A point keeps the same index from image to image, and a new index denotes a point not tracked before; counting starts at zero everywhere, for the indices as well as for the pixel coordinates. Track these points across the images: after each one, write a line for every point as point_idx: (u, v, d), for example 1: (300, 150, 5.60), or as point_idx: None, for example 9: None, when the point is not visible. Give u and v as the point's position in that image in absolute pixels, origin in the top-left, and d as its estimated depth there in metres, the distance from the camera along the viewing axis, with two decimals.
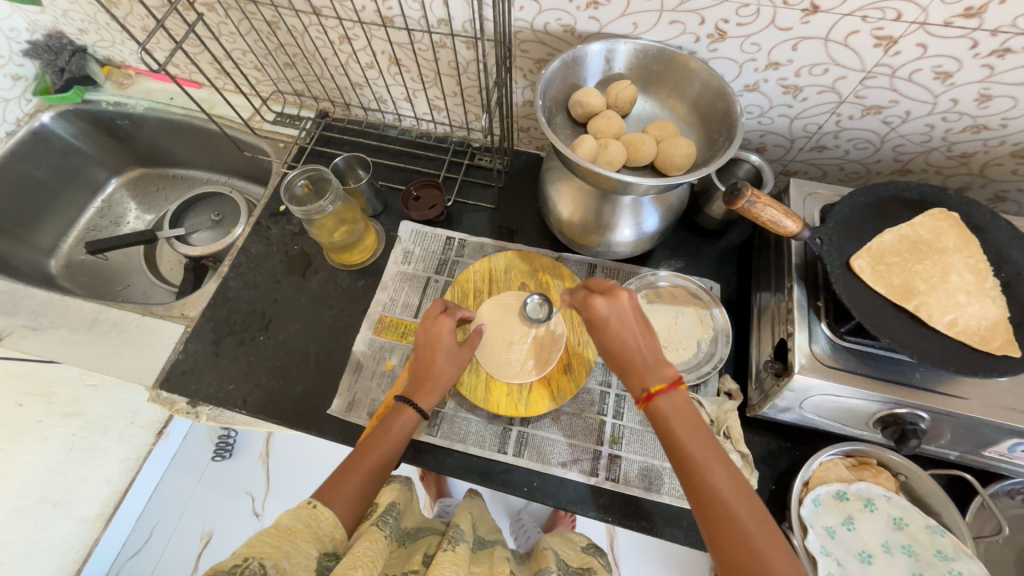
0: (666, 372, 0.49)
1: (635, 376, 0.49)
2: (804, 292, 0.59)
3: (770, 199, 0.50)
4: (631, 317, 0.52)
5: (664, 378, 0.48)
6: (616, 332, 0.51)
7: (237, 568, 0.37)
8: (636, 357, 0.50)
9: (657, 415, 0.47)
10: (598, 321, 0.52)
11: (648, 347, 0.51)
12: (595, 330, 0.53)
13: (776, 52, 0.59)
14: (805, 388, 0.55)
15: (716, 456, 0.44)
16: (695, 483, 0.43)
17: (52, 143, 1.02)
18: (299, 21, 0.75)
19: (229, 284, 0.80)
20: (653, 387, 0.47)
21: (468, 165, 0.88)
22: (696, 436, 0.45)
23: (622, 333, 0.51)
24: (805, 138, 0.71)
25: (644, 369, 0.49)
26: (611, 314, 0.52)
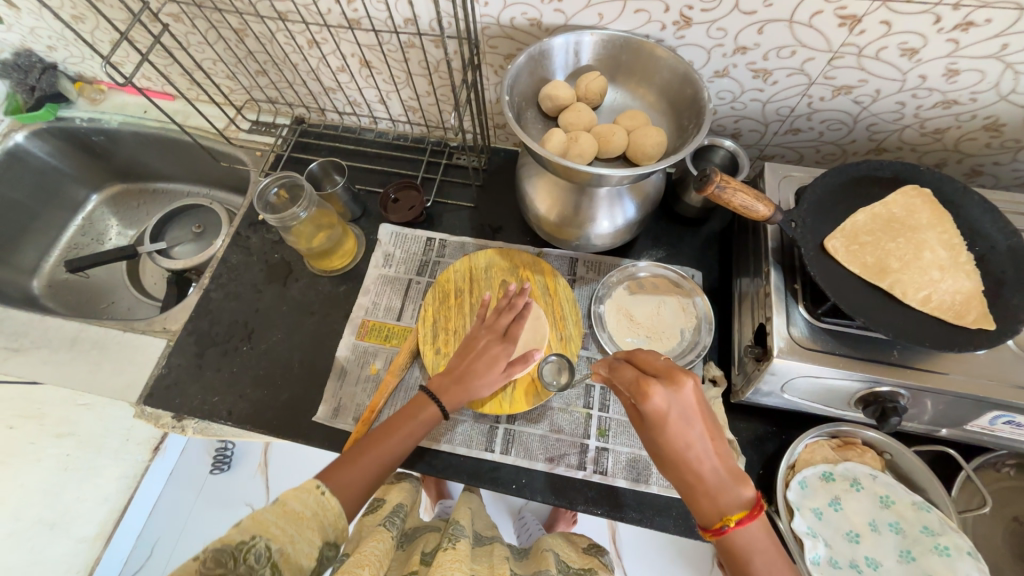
0: (743, 493, 0.44)
1: (701, 494, 0.44)
2: (781, 275, 0.58)
3: (740, 184, 0.50)
4: (698, 418, 0.45)
5: (739, 502, 0.43)
6: (680, 437, 0.44)
7: (244, 547, 0.41)
8: (706, 473, 0.44)
9: (727, 540, 0.44)
10: (658, 424, 0.45)
11: (717, 457, 0.45)
12: (655, 435, 0.45)
13: (742, 36, 0.59)
14: (784, 371, 0.55)
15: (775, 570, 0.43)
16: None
17: (28, 162, 1.01)
18: (265, 27, 0.74)
19: (210, 295, 0.79)
20: (730, 517, 0.43)
21: (446, 165, 0.88)
22: (765, 559, 0.43)
23: (687, 436, 0.44)
24: (779, 121, 0.70)
25: (717, 492, 0.44)
26: (672, 410, 0.44)
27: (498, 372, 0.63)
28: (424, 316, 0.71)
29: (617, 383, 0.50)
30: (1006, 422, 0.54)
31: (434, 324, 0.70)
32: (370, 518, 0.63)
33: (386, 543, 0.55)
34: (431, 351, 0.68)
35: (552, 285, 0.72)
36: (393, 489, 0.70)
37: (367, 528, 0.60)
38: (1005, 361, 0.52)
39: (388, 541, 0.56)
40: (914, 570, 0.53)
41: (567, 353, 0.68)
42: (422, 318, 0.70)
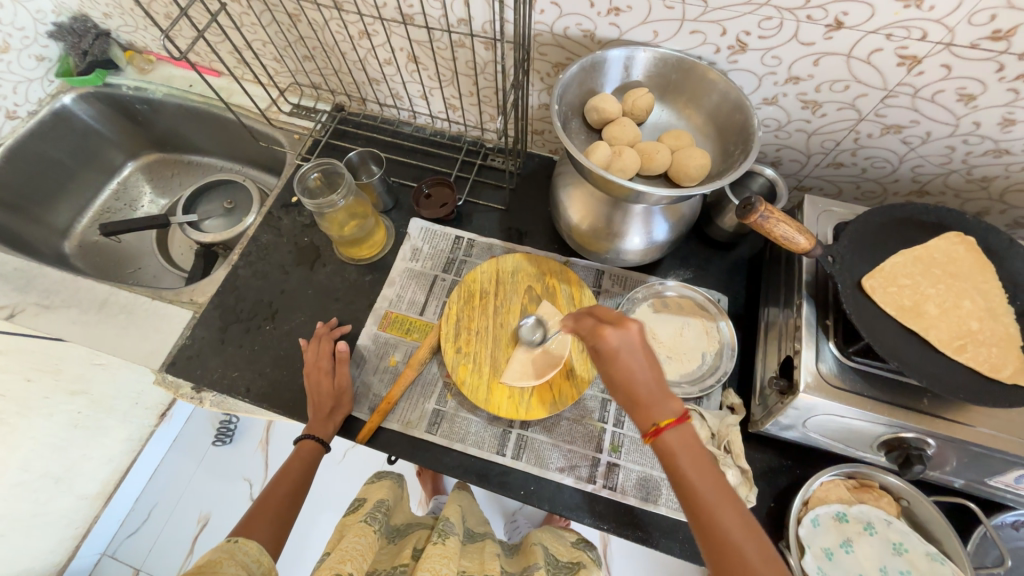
0: (670, 407, 0.46)
1: (639, 412, 0.47)
2: (813, 310, 0.58)
3: (783, 215, 0.50)
4: (643, 351, 0.48)
5: (669, 412, 0.46)
6: (623, 367, 0.48)
7: (222, 556, 0.46)
8: (642, 389, 0.47)
9: (665, 451, 0.45)
10: (610, 357, 0.49)
11: (658, 378, 0.48)
12: (602, 366, 0.50)
13: (797, 66, 0.58)
14: (809, 406, 0.54)
15: (716, 488, 0.44)
16: (701, 516, 0.43)
17: (72, 124, 1.03)
18: (320, 15, 0.75)
19: (238, 272, 0.80)
20: (660, 423, 0.46)
21: (480, 166, 0.88)
22: (708, 479, 0.44)
23: (630, 364, 0.48)
24: (822, 153, 0.70)
25: (652, 411, 0.46)
26: (621, 344, 0.48)
27: (342, 396, 0.67)
28: (447, 313, 0.70)
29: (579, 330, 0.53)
30: None
31: (457, 323, 0.70)
32: (354, 515, 0.63)
33: (368, 540, 0.55)
34: (452, 350, 0.68)
35: (578, 295, 0.71)
36: (374, 488, 0.70)
37: (350, 525, 0.60)
38: None
39: (370, 536, 0.56)
40: None
41: (588, 364, 0.67)
42: (445, 316, 0.70)
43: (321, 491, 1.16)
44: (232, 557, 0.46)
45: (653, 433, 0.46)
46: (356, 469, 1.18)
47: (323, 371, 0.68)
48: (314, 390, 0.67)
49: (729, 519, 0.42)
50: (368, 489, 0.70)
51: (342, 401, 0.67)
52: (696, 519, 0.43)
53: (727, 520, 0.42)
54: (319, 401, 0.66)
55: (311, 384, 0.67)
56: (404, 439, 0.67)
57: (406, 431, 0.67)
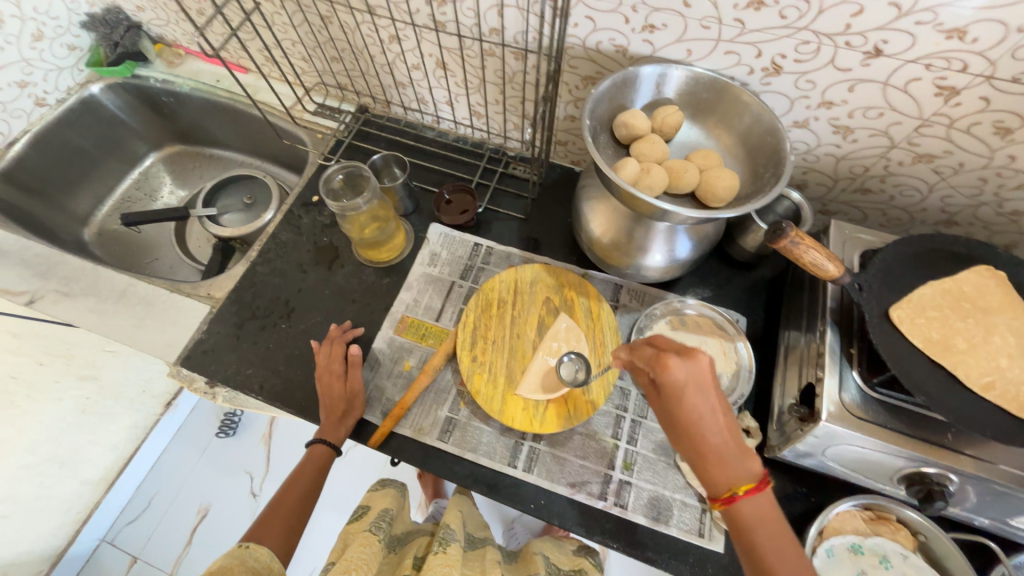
0: (748, 468, 0.43)
1: (709, 468, 0.44)
2: (837, 337, 0.57)
3: (814, 242, 0.50)
4: (708, 388, 0.44)
5: (748, 475, 0.43)
6: (695, 410, 0.44)
7: (229, 562, 0.46)
8: (716, 446, 0.44)
9: (737, 516, 0.43)
10: (680, 401, 0.44)
11: (729, 429, 0.44)
12: (666, 408, 0.45)
13: (831, 91, 0.58)
14: (829, 435, 0.54)
15: (774, 528, 0.43)
16: (759, 557, 0.43)
17: (99, 113, 1.05)
18: (352, 18, 0.76)
19: (257, 269, 0.81)
20: (738, 489, 0.42)
21: (502, 174, 0.88)
22: (770, 527, 0.43)
23: (705, 413, 0.44)
24: (849, 179, 0.69)
25: (726, 467, 0.44)
26: (691, 387, 0.44)
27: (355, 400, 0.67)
28: (465, 321, 0.70)
29: (639, 365, 0.48)
30: None
31: (473, 331, 0.70)
32: (356, 525, 0.64)
33: (372, 549, 0.55)
34: (468, 358, 0.68)
35: (596, 309, 0.71)
36: (378, 496, 0.70)
37: (355, 535, 0.60)
38: None
39: (374, 545, 0.56)
40: None
41: (604, 380, 0.67)
42: (462, 323, 0.70)
43: (323, 490, 1.16)
44: (243, 563, 0.46)
45: (724, 493, 0.43)
46: (358, 470, 1.18)
47: (335, 377, 0.68)
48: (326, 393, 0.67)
49: (788, 558, 0.42)
50: (372, 497, 0.70)
51: (353, 406, 0.67)
52: None
53: (764, 541, 0.43)
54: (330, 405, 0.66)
55: (323, 386, 0.67)
56: (415, 445, 0.67)
57: (418, 438, 0.67)
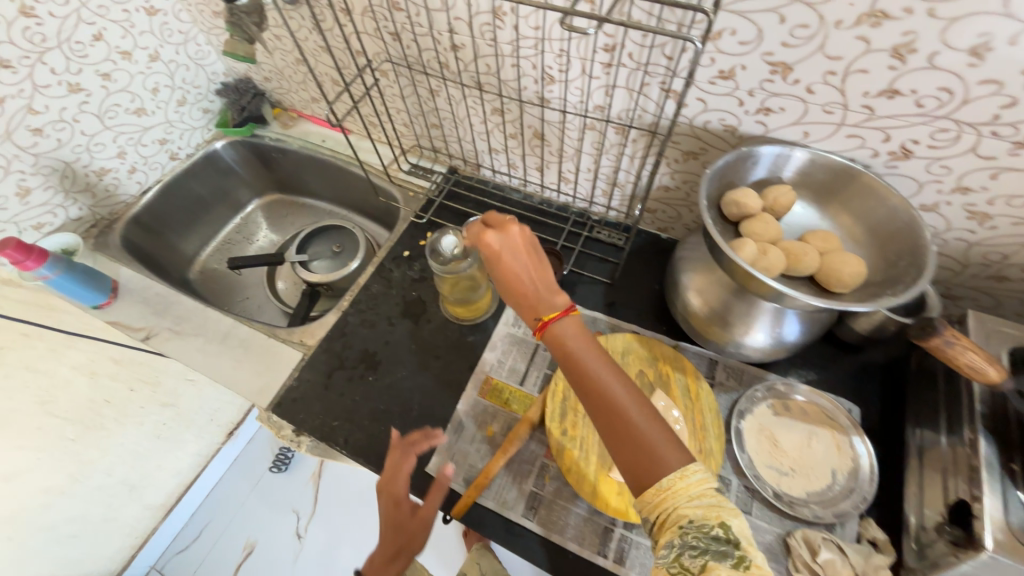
0: (555, 301, 0.51)
1: (546, 292, 0.51)
2: (994, 449, 0.50)
3: (970, 342, 0.46)
4: (523, 253, 0.52)
5: (553, 306, 0.50)
6: (509, 267, 0.51)
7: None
8: (529, 290, 0.51)
9: (553, 341, 0.50)
10: (494, 258, 0.52)
11: (540, 272, 0.52)
12: (494, 267, 0.52)
13: (969, 177, 0.55)
14: (994, 569, 0.46)
15: (625, 385, 0.48)
16: (610, 405, 0.46)
17: (217, 165, 1.17)
18: (460, 92, 0.81)
19: (348, 319, 0.84)
20: (546, 316, 0.50)
21: (586, 238, 0.89)
22: (626, 388, 0.47)
23: (514, 266, 0.51)
24: (981, 265, 0.64)
25: (584, 343, 0.49)
26: (503, 247, 0.51)
27: (420, 534, 0.60)
28: (555, 390, 0.68)
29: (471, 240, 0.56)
30: None
31: (563, 401, 0.68)
32: None
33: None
34: (558, 431, 0.65)
35: (693, 387, 0.67)
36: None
37: None
38: None
39: None
40: None
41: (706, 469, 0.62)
42: (551, 392, 0.68)
43: None
44: None
45: (551, 326, 0.50)
46: None
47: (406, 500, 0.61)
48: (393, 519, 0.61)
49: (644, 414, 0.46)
50: None
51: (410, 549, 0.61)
52: (605, 426, 0.47)
53: (644, 422, 0.45)
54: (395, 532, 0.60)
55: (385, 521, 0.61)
56: (498, 519, 0.63)
57: (501, 512, 0.64)
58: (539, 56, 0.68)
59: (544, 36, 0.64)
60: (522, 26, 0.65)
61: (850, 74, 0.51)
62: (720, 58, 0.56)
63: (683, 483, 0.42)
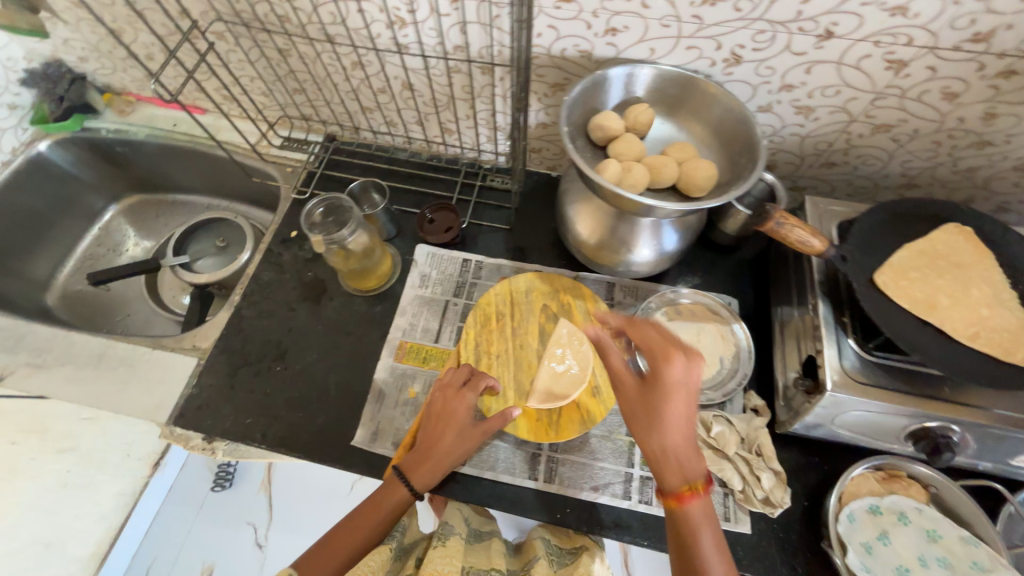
0: (699, 468, 0.50)
1: (666, 360, 0.50)
2: (829, 309, 0.59)
3: (798, 220, 0.52)
4: (691, 399, 0.50)
5: (698, 473, 0.49)
6: (677, 409, 0.49)
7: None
8: (655, 448, 0.50)
9: (683, 517, 0.49)
10: (666, 390, 0.49)
11: (690, 438, 0.50)
12: (648, 395, 0.50)
13: (790, 74, 0.61)
14: (836, 404, 0.55)
15: (682, 423, 0.49)
16: (649, 441, 0.50)
17: (49, 172, 1.00)
18: (311, 48, 0.75)
19: (242, 313, 0.78)
20: (681, 492, 0.49)
21: (481, 187, 0.88)
22: (718, 540, 0.49)
23: (675, 409, 0.49)
24: (815, 155, 0.72)
25: (683, 466, 0.49)
26: (683, 380, 0.49)
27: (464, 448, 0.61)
28: (466, 340, 0.69)
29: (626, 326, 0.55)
30: None
31: (476, 348, 0.69)
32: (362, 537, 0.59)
33: (387, 555, 0.55)
34: None
35: (594, 310, 0.72)
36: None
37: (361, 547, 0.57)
38: None
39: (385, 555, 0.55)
40: None
41: None
42: (463, 341, 0.69)
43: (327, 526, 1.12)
44: None
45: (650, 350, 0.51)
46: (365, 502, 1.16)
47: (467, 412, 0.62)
48: (449, 426, 0.61)
49: (682, 450, 0.49)
50: None
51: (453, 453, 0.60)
52: (677, 540, 0.50)
53: (704, 527, 0.48)
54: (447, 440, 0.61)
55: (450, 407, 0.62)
56: None
57: None
58: None
59: None
60: None
61: None
62: None
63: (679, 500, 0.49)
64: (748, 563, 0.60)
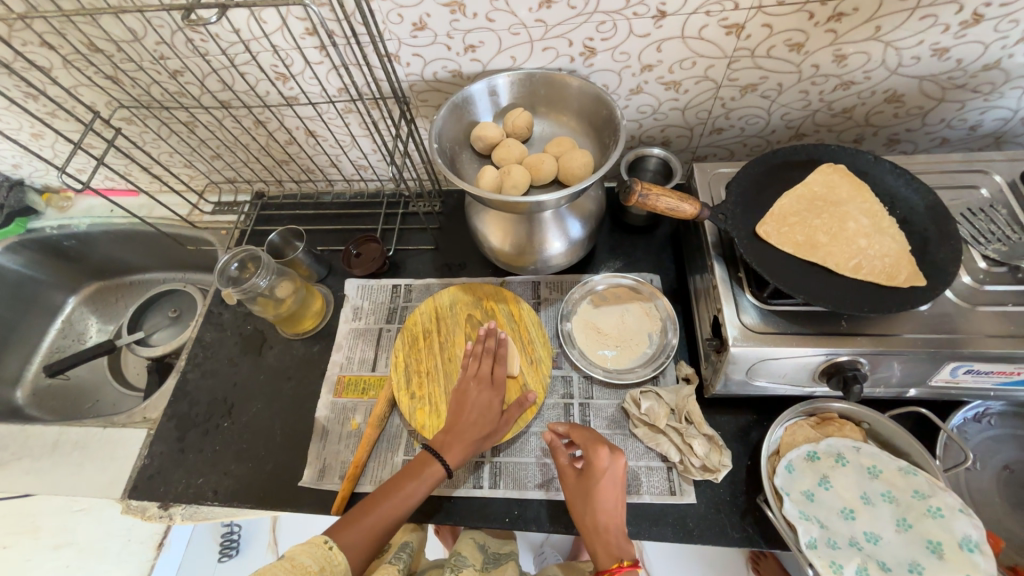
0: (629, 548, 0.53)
1: (592, 450, 0.56)
2: (725, 268, 0.61)
3: (661, 189, 0.54)
4: (619, 489, 0.55)
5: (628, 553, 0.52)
6: (605, 495, 0.54)
7: None
8: (590, 521, 0.54)
9: None
10: (597, 476, 0.55)
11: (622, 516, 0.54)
12: (584, 479, 0.56)
13: (645, 55, 0.64)
14: (745, 359, 0.56)
15: (613, 502, 0.54)
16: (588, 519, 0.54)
17: (3, 277, 1.03)
18: (211, 116, 0.79)
19: (187, 377, 0.80)
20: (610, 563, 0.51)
21: (404, 215, 0.91)
22: None
23: (608, 489, 0.54)
24: (701, 124, 0.74)
25: (614, 540, 0.53)
26: (609, 468, 0.55)
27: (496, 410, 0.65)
28: (396, 364, 0.71)
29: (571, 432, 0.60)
30: (967, 372, 0.54)
31: (406, 369, 0.70)
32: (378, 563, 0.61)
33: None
34: (407, 397, 0.68)
35: (516, 311, 0.73)
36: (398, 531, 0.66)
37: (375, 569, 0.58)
38: (948, 313, 0.54)
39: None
40: (911, 539, 0.52)
41: (539, 375, 0.69)
42: (394, 365, 0.71)
43: None
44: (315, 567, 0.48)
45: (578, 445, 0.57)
46: None
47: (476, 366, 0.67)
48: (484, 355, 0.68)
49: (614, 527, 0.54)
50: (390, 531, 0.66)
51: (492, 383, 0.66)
52: None
53: None
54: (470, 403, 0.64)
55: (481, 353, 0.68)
56: None
57: None
58: (255, 57, 0.67)
59: (248, 37, 0.64)
60: (220, 33, 0.64)
61: None
62: (404, 12, 0.60)
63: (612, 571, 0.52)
64: (699, 534, 0.59)
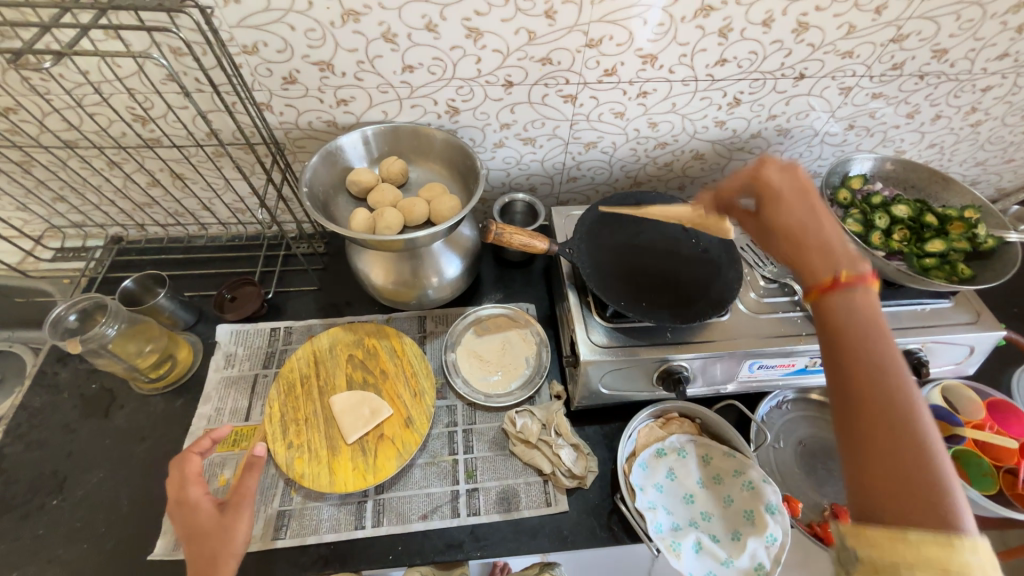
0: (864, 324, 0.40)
1: (792, 203, 0.47)
2: (576, 295, 0.71)
3: (514, 228, 0.66)
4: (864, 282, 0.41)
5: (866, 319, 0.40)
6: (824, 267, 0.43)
7: None
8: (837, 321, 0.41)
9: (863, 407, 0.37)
10: (798, 231, 0.46)
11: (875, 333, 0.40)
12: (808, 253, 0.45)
13: (501, 116, 0.74)
14: (594, 372, 0.65)
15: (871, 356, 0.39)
16: (853, 374, 0.39)
17: None
18: (53, 156, 0.72)
19: (5, 452, 0.68)
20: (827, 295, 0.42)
21: (285, 256, 0.89)
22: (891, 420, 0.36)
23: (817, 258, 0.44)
24: (559, 173, 0.87)
25: (851, 343, 0.40)
26: (798, 224, 0.46)
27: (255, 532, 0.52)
28: (270, 413, 0.68)
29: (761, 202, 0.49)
30: (760, 368, 0.69)
31: (282, 418, 0.68)
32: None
33: None
34: (283, 448, 0.65)
35: (398, 346, 0.75)
36: None
37: None
38: (742, 321, 0.69)
39: None
40: (735, 510, 0.63)
41: (423, 406, 0.70)
42: (268, 415, 0.68)
43: None
44: None
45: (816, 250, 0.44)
46: None
47: (181, 494, 0.51)
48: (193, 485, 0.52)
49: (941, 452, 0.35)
50: None
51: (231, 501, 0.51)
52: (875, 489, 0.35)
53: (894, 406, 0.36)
54: (193, 545, 0.50)
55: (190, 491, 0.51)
56: (249, 558, 0.61)
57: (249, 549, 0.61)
58: (107, 99, 0.65)
59: (97, 79, 0.62)
60: (64, 74, 0.62)
61: (373, 59, 0.64)
62: (273, 67, 0.64)
63: (952, 554, 0.31)
64: (573, 538, 0.65)
